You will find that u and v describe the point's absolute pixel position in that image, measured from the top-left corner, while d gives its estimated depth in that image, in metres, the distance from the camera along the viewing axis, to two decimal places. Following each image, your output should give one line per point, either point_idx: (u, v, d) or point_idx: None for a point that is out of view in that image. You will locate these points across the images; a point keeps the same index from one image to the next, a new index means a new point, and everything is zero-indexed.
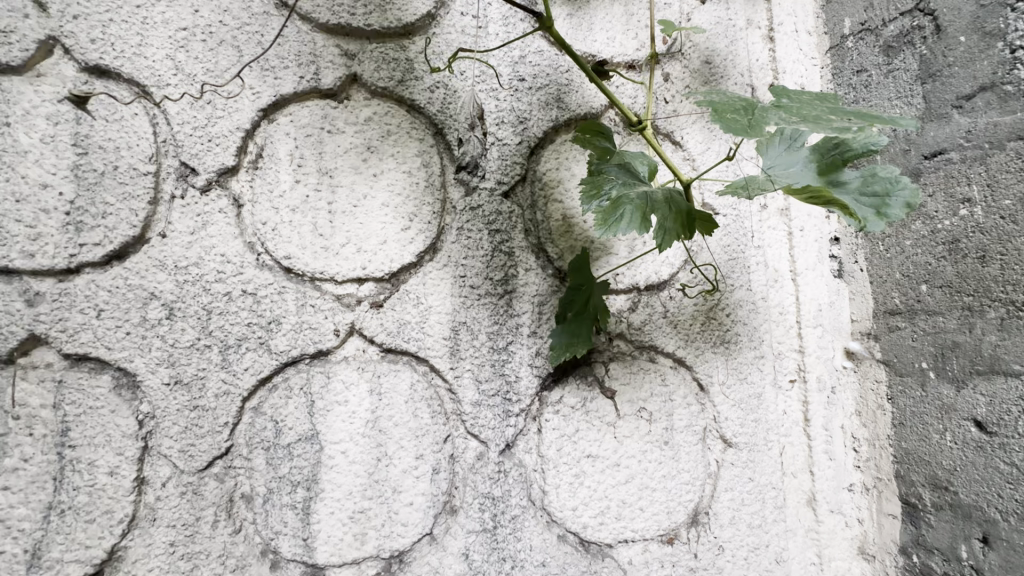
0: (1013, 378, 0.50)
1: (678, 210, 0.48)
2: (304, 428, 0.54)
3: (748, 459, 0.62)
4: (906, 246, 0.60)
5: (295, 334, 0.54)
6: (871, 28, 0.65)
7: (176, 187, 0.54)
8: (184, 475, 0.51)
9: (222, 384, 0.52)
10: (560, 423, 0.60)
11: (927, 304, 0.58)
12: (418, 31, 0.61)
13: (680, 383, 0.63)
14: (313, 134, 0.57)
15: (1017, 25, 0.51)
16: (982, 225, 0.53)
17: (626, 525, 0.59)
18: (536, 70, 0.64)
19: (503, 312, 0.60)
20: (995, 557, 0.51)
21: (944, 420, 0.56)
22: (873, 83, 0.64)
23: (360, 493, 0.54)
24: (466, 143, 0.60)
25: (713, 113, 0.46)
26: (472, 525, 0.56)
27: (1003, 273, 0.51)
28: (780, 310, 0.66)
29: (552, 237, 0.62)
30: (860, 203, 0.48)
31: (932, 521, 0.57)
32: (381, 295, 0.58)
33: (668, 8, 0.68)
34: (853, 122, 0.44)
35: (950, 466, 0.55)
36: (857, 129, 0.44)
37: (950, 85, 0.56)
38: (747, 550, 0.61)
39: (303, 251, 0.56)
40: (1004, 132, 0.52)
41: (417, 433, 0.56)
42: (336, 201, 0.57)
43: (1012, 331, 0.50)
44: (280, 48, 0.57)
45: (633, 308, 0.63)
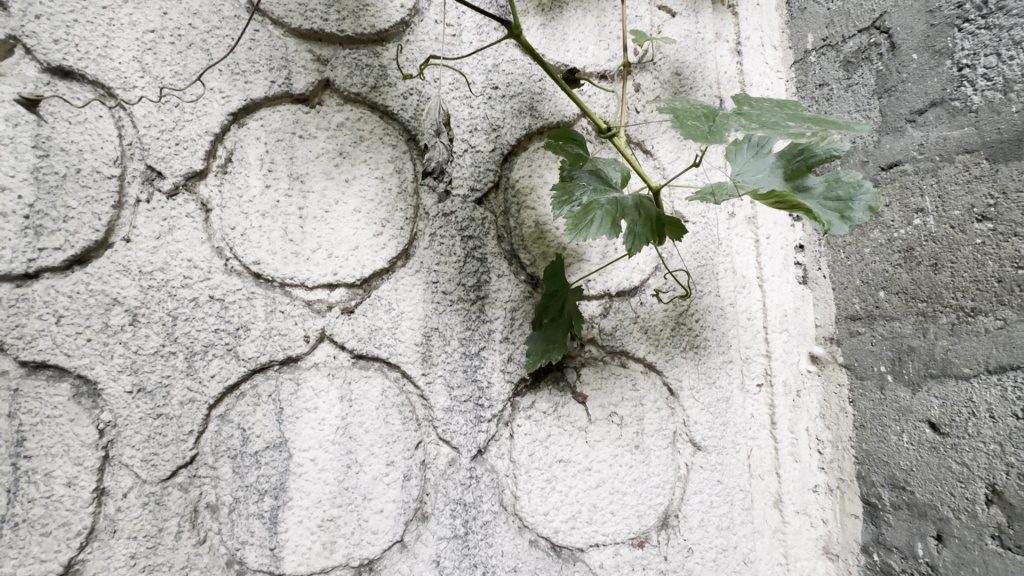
0: (962, 381, 0.53)
1: (647, 215, 0.49)
2: (272, 435, 0.53)
3: (717, 461, 0.64)
4: (865, 254, 0.63)
5: (264, 340, 0.54)
6: (832, 44, 0.68)
7: (142, 191, 0.53)
8: (147, 485, 0.49)
9: (188, 392, 0.51)
10: (531, 428, 0.60)
11: (885, 309, 0.60)
12: (392, 38, 0.61)
13: (651, 388, 0.64)
14: (284, 138, 0.57)
15: (964, 44, 0.54)
16: (934, 234, 0.55)
17: (597, 529, 0.60)
18: (510, 78, 0.65)
19: (476, 317, 0.60)
20: (948, 554, 0.53)
21: (901, 422, 0.58)
22: (834, 96, 0.67)
23: (329, 501, 0.53)
24: (433, 149, 0.60)
25: (674, 120, 0.47)
26: (443, 531, 0.56)
27: (953, 279, 0.53)
28: (747, 316, 0.68)
29: (525, 243, 0.63)
30: (824, 206, 0.48)
31: (891, 521, 0.59)
32: (353, 301, 0.57)
33: (639, 19, 0.70)
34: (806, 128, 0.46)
35: (907, 466, 0.57)
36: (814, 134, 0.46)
37: (905, 100, 0.59)
38: (716, 552, 0.62)
39: (273, 256, 0.55)
40: (953, 145, 0.54)
41: (388, 440, 0.56)
42: (308, 206, 0.56)
43: (963, 335, 0.52)
44: (252, 53, 0.56)
45: (604, 313, 0.64)
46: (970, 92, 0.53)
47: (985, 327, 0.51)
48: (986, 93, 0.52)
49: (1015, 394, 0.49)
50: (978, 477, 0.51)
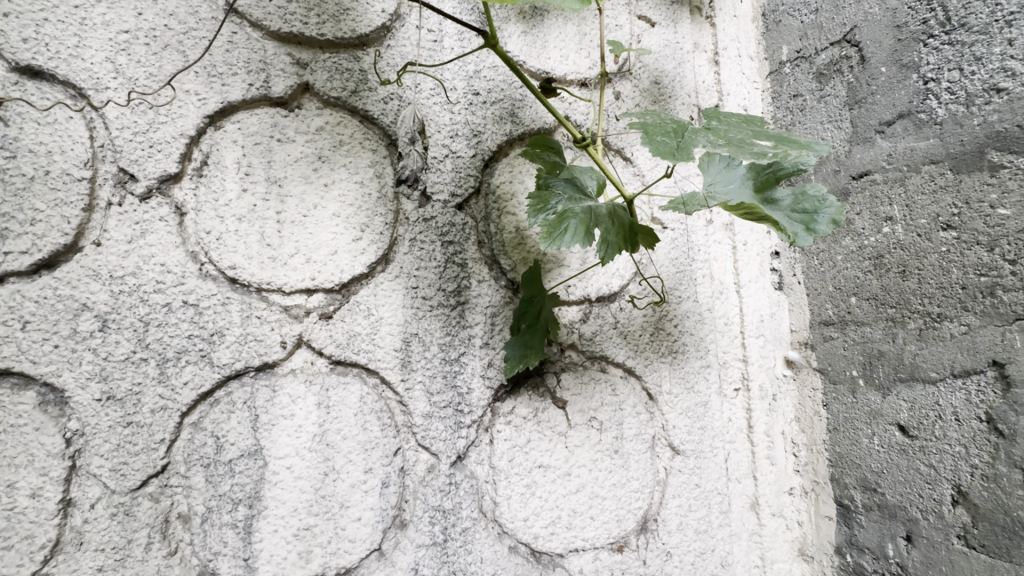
0: (929, 385, 0.54)
1: (621, 224, 0.50)
2: (247, 443, 0.52)
3: (695, 466, 0.64)
4: (837, 260, 0.64)
5: (239, 346, 0.53)
6: (805, 56, 0.70)
7: (113, 193, 0.51)
8: (116, 495, 0.48)
9: (159, 399, 0.50)
10: (511, 434, 0.60)
11: (856, 315, 0.62)
12: (373, 43, 0.61)
13: (630, 392, 0.64)
14: (261, 142, 0.56)
15: (929, 58, 0.55)
16: (903, 242, 0.57)
17: (576, 534, 0.60)
18: (490, 84, 0.65)
19: (455, 323, 0.60)
20: (917, 554, 0.54)
21: (871, 425, 0.59)
22: (807, 107, 0.69)
23: (305, 509, 0.53)
24: (407, 157, 0.59)
25: (643, 135, 0.47)
26: (422, 539, 0.55)
27: (920, 286, 0.55)
28: (724, 321, 0.69)
29: (505, 248, 0.63)
30: (790, 219, 0.49)
31: (863, 522, 0.60)
32: (331, 306, 0.57)
33: (619, 29, 0.70)
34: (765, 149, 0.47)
35: (878, 468, 0.59)
36: (773, 154, 0.46)
37: (874, 111, 0.60)
38: (694, 555, 0.62)
39: (250, 261, 0.54)
40: (919, 156, 0.55)
41: (366, 446, 0.55)
42: (285, 211, 0.56)
43: (930, 340, 0.54)
44: (230, 55, 0.56)
45: (584, 318, 0.64)
46: (935, 104, 0.55)
47: (950, 332, 0.52)
48: (950, 106, 0.53)
49: (978, 398, 0.50)
50: (944, 478, 0.52)
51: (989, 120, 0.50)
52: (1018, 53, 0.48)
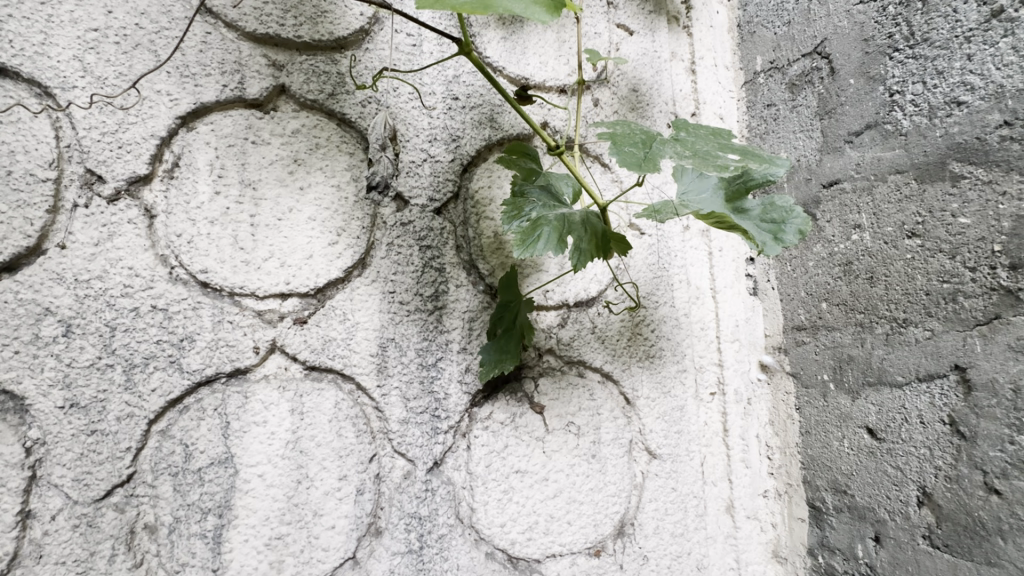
0: (896, 389, 0.55)
1: (593, 232, 0.50)
2: (217, 451, 0.51)
3: (671, 469, 0.65)
4: (809, 266, 0.66)
5: (210, 351, 0.52)
6: (779, 67, 0.71)
7: (80, 195, 0.50)
8: (78, 506, 0.47)
9: (126, 406, 0.49)
10: (488, 439, 0.60)
11: (827, 320, 0.63)
12: (351, 46, 0.61)
13: (607, 397, 0.64)
14: (235, 144, 0.55)
15: (894, 71, 0.57)
16: (870, 249, 0.58)
17: (553, 539, 0.60)
18: (469, 90, 0.65)
19: (433, 328, 0.59)
20: (885, 555, 0.55)
21: (842, 428, 0.60)
22: (780, 117, 0.71)
23: (277, 518, 0.52)
24: (376, 163, 0.59)
25: (612, 145, 0.47)
26: (397, 546, 0.55)
27: (887, 292, 0.56)
28: (701, 326, 0.70)
29: (484, 253, 0.63)
30: (759, 228, 0.50)
31: (834, 523, 0.61)
32: (306, 311, 0.56)
33: (598, 37, 0.71)
34: (730, 161, 0.47)
35: (848, 470, 0.60)
36: (734, 168, 0.46)
37: (843, 121, 0.62)
38: (671, 558, 0.63)
39: (222, 265, 0.53)
40: (886, 166, 0.57)
41: (341, 453, 0.54)
42: (259, 213, 0.55)
43: (896, 345, 0.55)
44: (203, 56, 0.55)
45: (562, 323, 0.64)
46: (901, 116, 0.56)
47: (915, 337, 0.53)
48: (914, 117, 0.55)
49: (941, 401, 0.51)
50: (911, 479, 0.53)
51: (950, 132, 0.51)
52: (977, 68, 0.49)
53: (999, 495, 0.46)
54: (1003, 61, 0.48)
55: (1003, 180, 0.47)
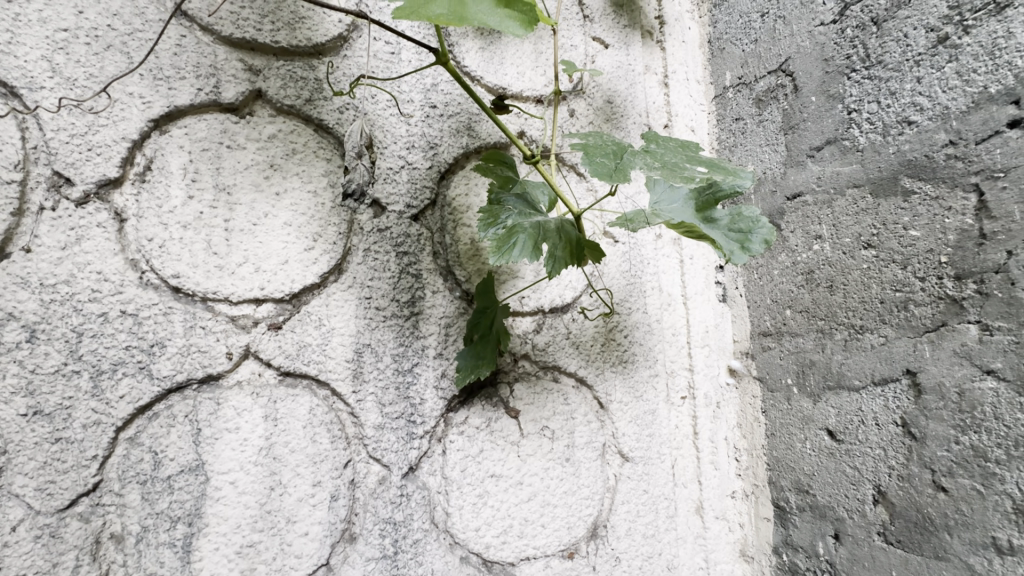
0: (854, 392, 0.58)
1: (567, 239, 0.51)
2: (188, 458, 0.50)
3: (643, 472, 0.67)
4: (774, 274, 0.68)
5: (181, 357, 0.51)
6: (746, 82, 0.74)
7: (47, 198, 0.49)
8: (40, 516, 0.45)
9: (93, 414, 0.48)
10: (464, 444, 0.60)
11: (790, 326, 0.66)
12: (329, 52, 0.61)
13: (582, 402, 0.66)
14: (210, 148, 0.55)
15: (852, 90, 0.60)
16: (830, 258, 0.61)
17: (528, 542, 0.61)
18: (447, 98, 0.66)
19: (409, 333, 0.60)
20: (843, 551, 0.58)
21: (804, 430, 0.63)
22: (748, 131, 0.74)
23: (249, 525, 0.51)
24: (353, 171, 0.58)
25: (584, 156, 0.48)
26: (372, 552, 0.55)
27: (845, 300, 0.59)
28: (672, 332, 0.72)
29: (460, 260, 0.64)
30: (727, 237, 0.51)
31: (797, 522, 0.63)
32: (281, 316, 0.56)
33: (574, 49, 0.73)
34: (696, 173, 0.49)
35: (809, 471, 0.62)
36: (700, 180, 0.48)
37: (806, 136, 0.65)
38: (642, 559, 0.64)
39: (194, 270, 0.53)
40: (844, 180, 0.60)
41: (315, 459, 0.54)
42: (234, 218, 0.55)
43: (854, 350, 0.58)
44: (177, 59, 0.54)
45: (538, 329, 0.66)
46: (857, 133, 0.59)
47: (871, 343, 0.56)
48: (870, 135, 0.58)
49: (895, 404, 0.54)
50: (867, 479, 0.56)
51: (902, 149, 0.54)
52: (925, 90, 0.52)
53: (945, 492, 0.49)
54: (947, 85, 0.51)
55: (948, 196, 0.50)
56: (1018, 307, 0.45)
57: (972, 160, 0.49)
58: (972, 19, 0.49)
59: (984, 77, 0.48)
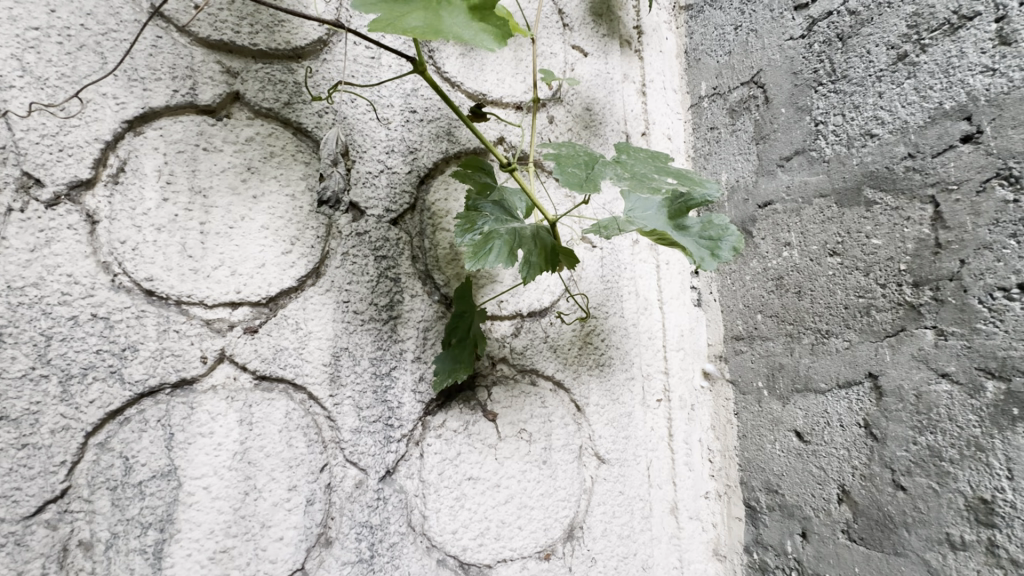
0: (819, 395, 0.60)
1: (542, 245, 0.52)
2: (160, 463, 0.50)
3: (619, 473, 0.68)
4: (746, 280, 0.70)
5: (154, 361, 0.51)
6: (720, 93, 0.76)
7: (15, 199, 0.47)
8: (4, 525, 0.44)
9: (61, 419, 0.47)
10: (441, 447, 0.61)
11: (761, 331, 0.68)
12: (309, 55, 0.61)
13: (559, 405, 0.67)
14: (185, 150, 0.55)
15: (819, 103, 0.62)
16: (798, 265, 0.63)
17: (504, 544, 0.61)
18: (427, 103, 0.67)
19: (387, 337, 0.60)
20: (810, 549, 0.60)
21: (774, 431, 0.65)
22: (722, 140, 0.76)
23: (222, 531, 0.51)
24: (328, 178, 0.59)
25: (556, 166, 0.49)
26: (347, 556, 0.55)
27: (813, 305, 0.61)
28: (648, 335, 0.74)
29: (439, 264, 0.65)
30: (698, 244, 0.52)
31: (767, 521, 0.65)
32: (257, 320, 0.56)
33: (553, 57, 0.74)
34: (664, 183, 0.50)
35: (778, 471, 0.64)
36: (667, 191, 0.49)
37: (776, 146, 0.67)
38: (617, 559, 0.66)
39: (169, 273, 0.52)
40: (812, 190, 0.62)
41: (290, 463, 0.54)
42: (210, 221, 0.54)
43: (820, 354, 0.60)
44: (153, 60, 0.54)
45: (516, 333, 0.66)
46: (824, 144, 0.61)
47: (836, 347, 0.58)
48: (835, 146, 0.60)
49: (858, 405, 0.56)
50: (832, 479, 0.58)
51: (864, 161, 0.56)
52: (886, 105, 0.55)
53: (904, 490, 0.51)
54: (906, 100, 0.53)
55: (907, 207, 0.52)
56: (970, 313, 0.47)
57: (928, 173, 0.51)
58: (929, 38, 0.51)
59: (939, 93, 0.50)
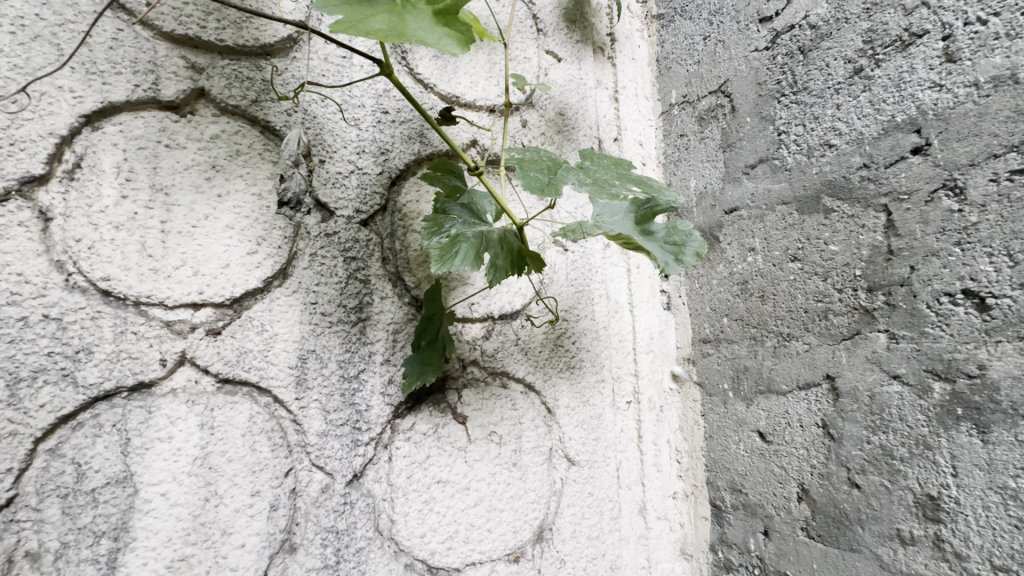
0: (781, 397, 0.61)
1: (509, 249, 0.52)
2: (115, 469, 0.48)
3: (588, 475, 0.68)
4: (713, 284, 0.72)
5: (110, 364, 0.49)
6: (690, 101, 0.78)
7: None
8: None
9: (7, 424, 0.44)
10: (410, 450, 0.60)
11: (727, 334, 0.69)
12: (278, 53, 0.60)
13: (529, 407, 0.67)
14: (146, 147, 0.53)
15: (782, 113, 0.64)
16: (761, 270, 0.65)
17: (473, 547, 0.61)
18: (399, 104, 0.66)
19: (356, 339, 0.60)
20: (771, 547, 0.61)
21: (738, 432, 0.66)
22: (691, 146, 0.77)
23: (181, 539, 0.49)
24: (289, 179, 0.56)
25: (519, 170, 0.49)
26: (312, 562, 0.54)
27: (775, 309, 0.63)
28: (619, 338, 0.75)
29: (410, 267, 0.65)
30: (663, 249, 0.53)
31: (731, 520, 0.67)
32: (220, 322, 0.54)
33: (527, 62, 0.75)
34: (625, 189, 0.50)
35: (742, 471, 0.66)
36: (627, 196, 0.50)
37: (742, 154, 0.69)
38: (587, 560, 0.66)
39: (127, 272, 0.50)
40: (775, 197, 0.64)
41: (253, 468, 0.53)
42: (171, 220, 0.53)
43: (782, 356, 0.62)
44: (113, 53, 0.52)
45: (487, 335, 0.66)
46: (786, 153, 0.63)
47: (796, 350, 0.60)
48: (796, 155, 0.62)
49: (816, 406, 0.58)
50: (793, 478, 0.59)
51: (823, 170, 0.58)
52: (844, 116, 0.57)
53: (859, 488, 0.53)
54: (862, 113, 0.55)
55: (862, 215, 0.55)
56: (920, 317, 0.49)
57: (882, 183, 0.53)
58: (882, 54, 0.54)
59: (892, 106, 0.52)
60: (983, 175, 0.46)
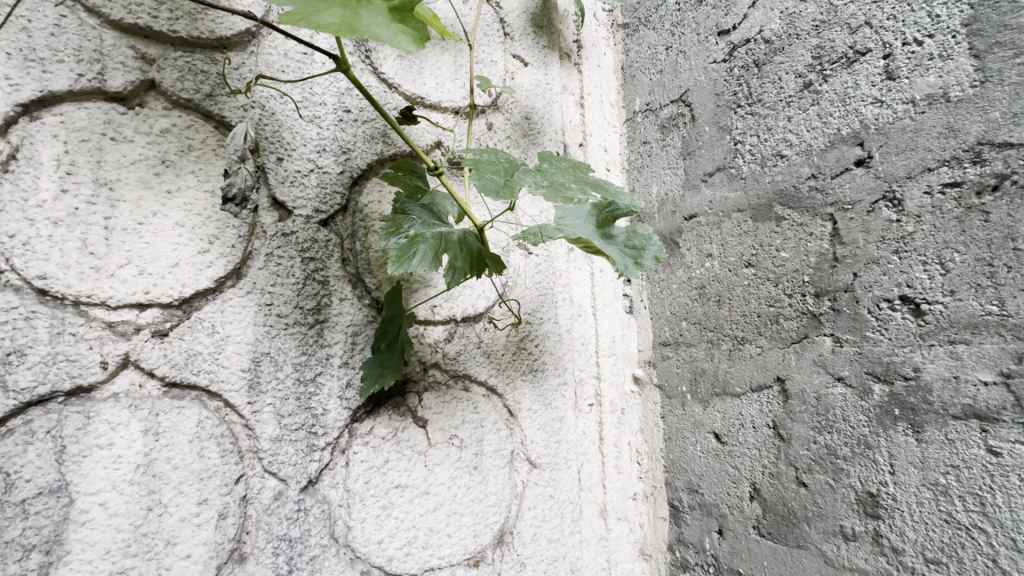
0: (735, 398, 0.63)
1: (469, 250, 0.52)
2: (48, 479, 0.45)
3: (550, 478, 0.69)
4: (673, 288, 0.74)
5: (45, 367, 0.46)
6: (652, 109, 0.80)
7: None
8: None
9: None
10: (368, 455, 0.59)
11: (685, 337, 0.71)
12: (235, 47, 0.58)
13: (491, 410, 0.67)
14: (90, 139, 0.50)
15: (738, 124, 0.66)
16: (718, 275, 0.67)
17: (432, 552, 0.60)
18: (362, 103, 0.65)
19: (312, 342, 0.58)
20: (725, 545, 0.63)
21: (695, 433, 0.68)
22: (653, 153, 0.79)
23: (120, 551, 0.47)
24: (233, 175, 0.56)
25: (475, 171, 0.49)
26: (263, 572, 0.52)
27: (730, 314, 0.65)
28: (582, 341, 0.75)
29: (371, 268, 0.64)
30: (622, 252, 0.54)
31: (688, 519, 0.68)
32: (168, 323, 0.52)
33: (493, 65, 0.75)
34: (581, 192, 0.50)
35: (699, 472, 0.67)
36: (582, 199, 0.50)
37: (701, 162, 0.71)
38: (547, 563, 0.66)
39: (66, 270, 0.48)
40: (730, 205, 0.66)
41: (201, 476, 0.51)
42: (116, 217, 0.51)
43: (737, 360, 0.63)
44: (54, 40, 0.49)
45: (449, 338, 0.66)
46: (741, 163, 0.65)
47: (750, 353, 0.62)
48: (751, 165, 0.64)
49: (767, 408, 0.59)
50: (745, 478, 0.61)
51: (776, 179, 0.61)
52: (794, 129, 0.59)
53: (806, 487, 0.55)
54: (810, 125, 0.58)
55: (811, 223, 0.57)
56: (862, 322, 0.51)
57: (828, 193, 0.55)
58: (830, 69, 0.56)
59: (838, 120, 0.55)
60: (918, 187, 0.48)
